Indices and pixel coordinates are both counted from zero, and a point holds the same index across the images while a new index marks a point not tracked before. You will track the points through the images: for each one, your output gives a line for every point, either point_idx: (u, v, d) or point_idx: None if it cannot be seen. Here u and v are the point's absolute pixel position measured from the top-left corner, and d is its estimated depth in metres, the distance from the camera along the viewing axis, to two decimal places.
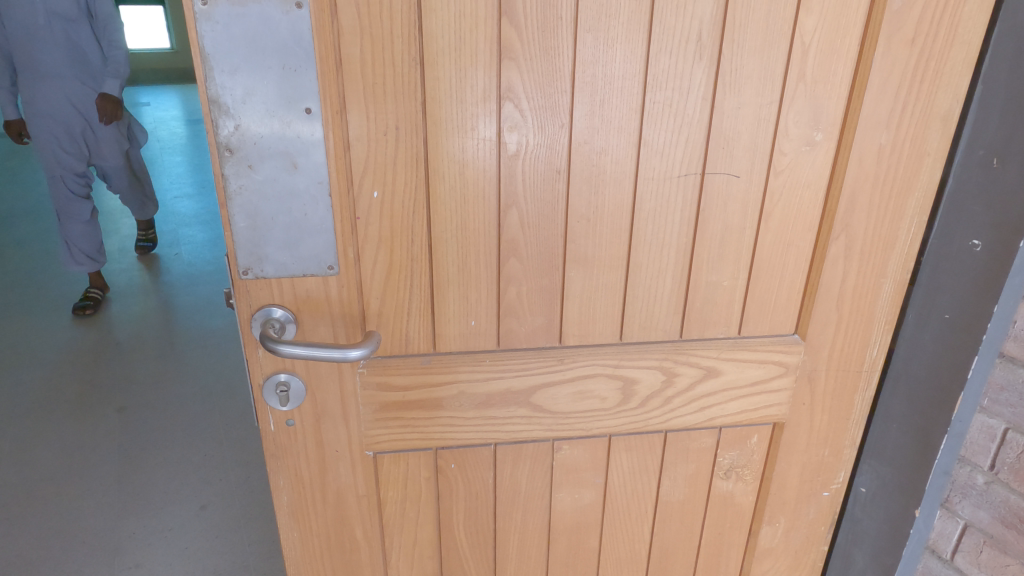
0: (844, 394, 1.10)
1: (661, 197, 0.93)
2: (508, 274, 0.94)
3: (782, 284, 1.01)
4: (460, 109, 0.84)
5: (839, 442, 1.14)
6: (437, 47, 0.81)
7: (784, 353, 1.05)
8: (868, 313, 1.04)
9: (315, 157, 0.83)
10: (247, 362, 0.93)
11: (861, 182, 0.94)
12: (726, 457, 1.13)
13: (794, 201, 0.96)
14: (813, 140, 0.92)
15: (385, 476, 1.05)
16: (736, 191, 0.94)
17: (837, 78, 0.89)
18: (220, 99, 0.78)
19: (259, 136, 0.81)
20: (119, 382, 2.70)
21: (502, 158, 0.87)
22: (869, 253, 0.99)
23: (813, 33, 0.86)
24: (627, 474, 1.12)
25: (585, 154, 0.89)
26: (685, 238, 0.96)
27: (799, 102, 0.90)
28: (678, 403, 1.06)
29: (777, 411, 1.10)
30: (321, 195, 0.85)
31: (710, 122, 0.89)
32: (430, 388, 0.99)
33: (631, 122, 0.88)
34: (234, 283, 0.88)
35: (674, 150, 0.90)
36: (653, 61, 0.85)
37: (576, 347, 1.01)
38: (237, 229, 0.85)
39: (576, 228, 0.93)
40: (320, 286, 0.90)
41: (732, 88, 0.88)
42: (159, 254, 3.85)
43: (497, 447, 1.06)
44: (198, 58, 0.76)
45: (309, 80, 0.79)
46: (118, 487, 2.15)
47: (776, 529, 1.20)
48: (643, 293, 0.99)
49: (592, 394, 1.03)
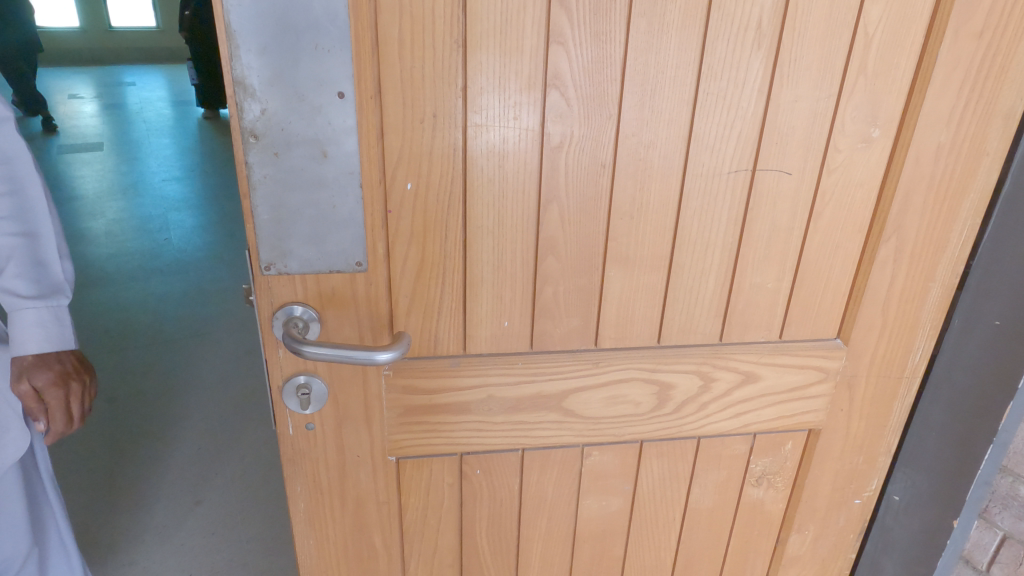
0: (883, 400, 1.06)
1: (709, 193, 0.88)
2: (545, 273, 0.89)
3: (827, 286, 0.97)
4: (503, 97, 0.79)
5: (874, 449, 1.11)
6: (481, 29, 0.75)
7: (825, 358, 1.01)
8: (913, 317, 1.00)
9: (346, 146, 0.77)
10: (266, 363, 0.87)
11: (916, 182, 0.90)
12: (759, 464, 1.10)
13: (846, 201, 0.91)
14: (869, 137, 0.87)
15: (406, 481, 1.00)
16: (787, 188, 0.89)
17: (899, 71, 0.84)
18: (246, 81, 0.72)
19: (287, 121, 0.74)
20: (110, 372, 2.62)
21: (545, 150, 0.82)
22: (919, 256, 0.95)
23: (877, 24, 0.81)
24: (657, 480, 1.08)
25: (632, 147, 0.83)
26: (732, 238, 0.91)
27: (858, 97, 0.85)
28: (714, 409, 1.02)
29: (814, 417, 1.06)
30: (352, 186, 0.79)
31: (766, 115, 0.84)
32: (456, 390, 0.94)
33: (682, 114, 0.83)
34: (255, 278, 0.82)
35: (725, 145, 0.85)
36: (709, 49, 0.80)
37: (612, 350, 0.96)
38: (260, 222, 0.79)
39: (618, 226, 0.88)
40: (347, 284, 0.84)
41: (790, 80, 0.83)
42: (149, 238, 3.76)
43: (525, 453, 1.01)
44: (224, 35, 0.69)
45: (343, 61, 0.73)
46: (111, 482, 2.09)
47: (805, 537, 1.16)
48: (683, 295, 0.94)
49: (626, 398, 0.99)
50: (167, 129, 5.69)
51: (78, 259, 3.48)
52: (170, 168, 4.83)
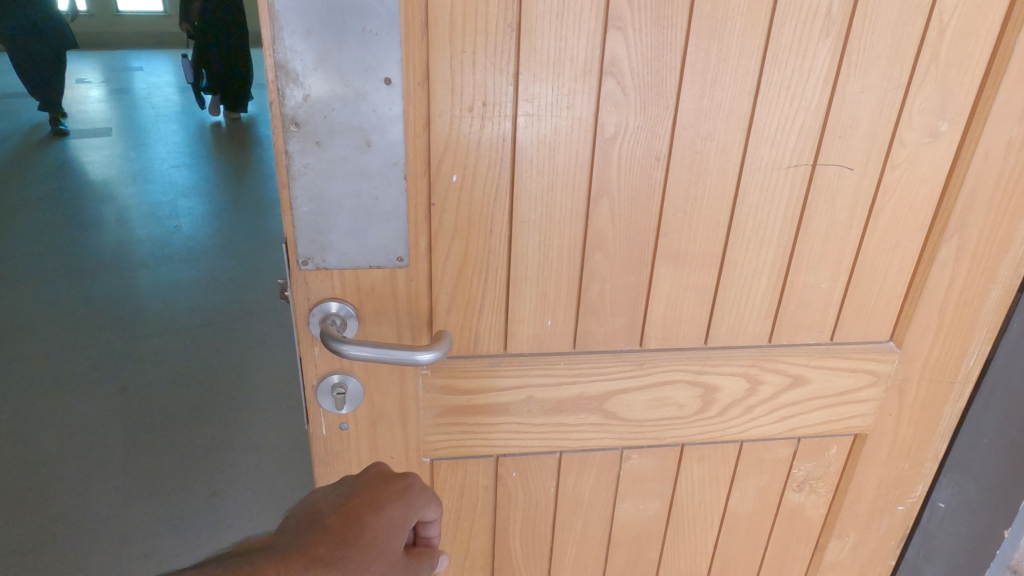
0: (933, 405, 1.02)
1: (767, 188, 0.83)
2: (592, 270, 0.85)
3: (883, 286, 0.93)
4: (556, 84, 0.74)
5: (921, 455, 1.07)
6: (537, 11, 0.71)
7: (877, 361, 0.97)
8: (970, 319, 0.96)
9: (391, 134, 0.73)
10: (300, 361, 0.84)
11: (983, 179, 0.85)
12: (802, 469, 1.06)
13: (908, 197, 0.87)
14: (937, 131, 0.83)
15: (440, 482, 0.97)
16: (847, 184, 0.84)
17: (973, 61, 0.80)
18: (288, 65, 0.68)
19: (329, 109, 0.70)
20: (122, 361, 2.59)
21: (598, 141, 0.78)
22: (981, 256, 0.91)
23: (953, 11, 0.77)
24: (696, 484, 1.05)
25: (689, 139, 0.79)
26: (787, 235, 0.87)
27: (928, 88, 0.80)
28: (760, 412, 0.99)
29: (861, 422, 1.02)
30: (395, 178, 0.75)
31: (831, 106, 0.80)
32: (496, 391, 0.91)
33: (742, 105, 0.78)
34: (291, 273, 0.79)
35: (786, 137, 0.81)
36: (775, 35, 0.75)
37: (657, 351, 0.92)
38: (299, 214, 0.75)
39: (670, 221, 0.84)
40: (387, 279, 0.81)
41: (857, 70, 0.78)
42: (159, 225, 3.73)
43: (563, 456, 0.97)
44: (267, 16, 0.65)
45: (390, 44, 0.69)
46: (123, 473, 2.07)
47: (845, 543, 1.13)
48: (734, 294, 0.90)
49: (670, 401, 0.95)
50: (176, 115, 5.64)
51: (88, 247, 3.45)
52: (179, 155, 4.78)
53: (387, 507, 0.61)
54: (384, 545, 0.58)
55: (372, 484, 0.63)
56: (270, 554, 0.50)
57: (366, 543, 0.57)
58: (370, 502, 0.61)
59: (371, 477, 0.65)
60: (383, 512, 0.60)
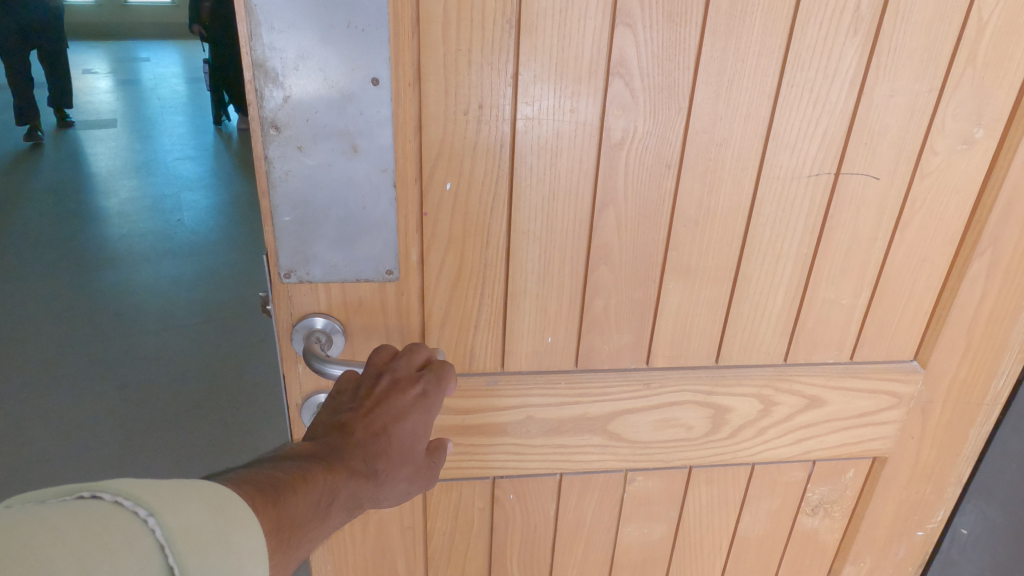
0: (958, 428, 0.96)
1: (785, 199, 0.77)
2: (596, 284, 0.79)
3: (909, 302, 0.86)
4: (559, 86, 0.69)
5: (943, 479, 1.01)
6: (539, 8, 0.65)
7: (899, 381, 0.91)
8: (1001, 338, 0.90)
9: (380, 139, 0.67)
10: (284, 378, 0.79)
11: (1020, 190, 0.79)
12: (816, 492, 1.01)
13: (937, 209, 0.80)
14: (971, 138, 0.77)
15: (434, 504, 0.92)
16: (873, 194, 0.78)
17: (1013, 63, 0.73)
18: (267, 64, 0.62)
19: (312, 111, 0.65)
20: (120, 358, 2.55)
21: (603, 147, 0.72)
22: (1015, 272, 0.85)
23: (993, 9, 0.70)
24: (704, 507, 0.99)
25: (703, 145, 0.73)
26: (807, 248, 0.81)
27: (963, 92, 0.74)
28: (773, 434, 0.93)
29: (881, 444, 0.97)
30: (384, 185, 0.70)
31: (857, 111, 0.73)
32: (493, 411, 0.85)
33: (761, 109, 0.72)
34: (273, 285, 0.73)
35: (808, 144, 0.75)
36: (799, 33, 0.69)
37: (665, 369, 0.87)
38: (281, 224, 0.69)
39: (681, 233, 0.78)
40: (376, 293, 0.76)
41: (887, 72, 0.72)
42: (161, 219, 3.69)
43: (564, 477, 0.92)
44: (244, 11, 0.60)
45: (379, 42, 0.63)
46: (118, 472, 2.03)
47: (860, 569, 1.07)
48: (748, 311, 0.84)
49: (677, 421, 0.90)
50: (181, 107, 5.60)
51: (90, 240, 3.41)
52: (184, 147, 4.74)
53: (415, 409, 0.65)
54: (413, 447, 0.63)
55: (397, 383, 0.66)
56: (319, 454, 0.54)
57: (397, 443, 0.61)
58: (399, 405, 0.64)
59: (393, 375, 0.67)
60: (411, 408, 0.65)
